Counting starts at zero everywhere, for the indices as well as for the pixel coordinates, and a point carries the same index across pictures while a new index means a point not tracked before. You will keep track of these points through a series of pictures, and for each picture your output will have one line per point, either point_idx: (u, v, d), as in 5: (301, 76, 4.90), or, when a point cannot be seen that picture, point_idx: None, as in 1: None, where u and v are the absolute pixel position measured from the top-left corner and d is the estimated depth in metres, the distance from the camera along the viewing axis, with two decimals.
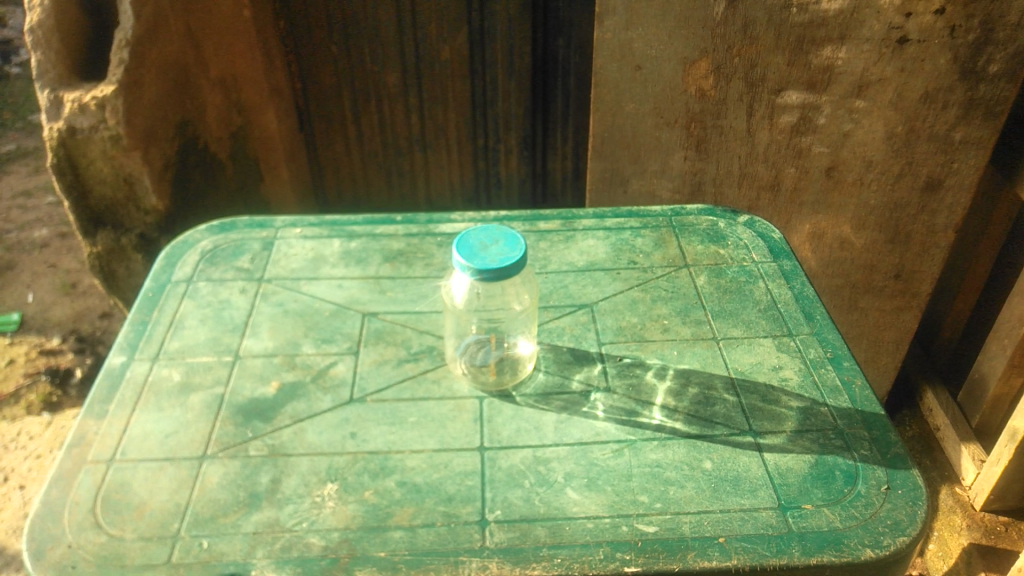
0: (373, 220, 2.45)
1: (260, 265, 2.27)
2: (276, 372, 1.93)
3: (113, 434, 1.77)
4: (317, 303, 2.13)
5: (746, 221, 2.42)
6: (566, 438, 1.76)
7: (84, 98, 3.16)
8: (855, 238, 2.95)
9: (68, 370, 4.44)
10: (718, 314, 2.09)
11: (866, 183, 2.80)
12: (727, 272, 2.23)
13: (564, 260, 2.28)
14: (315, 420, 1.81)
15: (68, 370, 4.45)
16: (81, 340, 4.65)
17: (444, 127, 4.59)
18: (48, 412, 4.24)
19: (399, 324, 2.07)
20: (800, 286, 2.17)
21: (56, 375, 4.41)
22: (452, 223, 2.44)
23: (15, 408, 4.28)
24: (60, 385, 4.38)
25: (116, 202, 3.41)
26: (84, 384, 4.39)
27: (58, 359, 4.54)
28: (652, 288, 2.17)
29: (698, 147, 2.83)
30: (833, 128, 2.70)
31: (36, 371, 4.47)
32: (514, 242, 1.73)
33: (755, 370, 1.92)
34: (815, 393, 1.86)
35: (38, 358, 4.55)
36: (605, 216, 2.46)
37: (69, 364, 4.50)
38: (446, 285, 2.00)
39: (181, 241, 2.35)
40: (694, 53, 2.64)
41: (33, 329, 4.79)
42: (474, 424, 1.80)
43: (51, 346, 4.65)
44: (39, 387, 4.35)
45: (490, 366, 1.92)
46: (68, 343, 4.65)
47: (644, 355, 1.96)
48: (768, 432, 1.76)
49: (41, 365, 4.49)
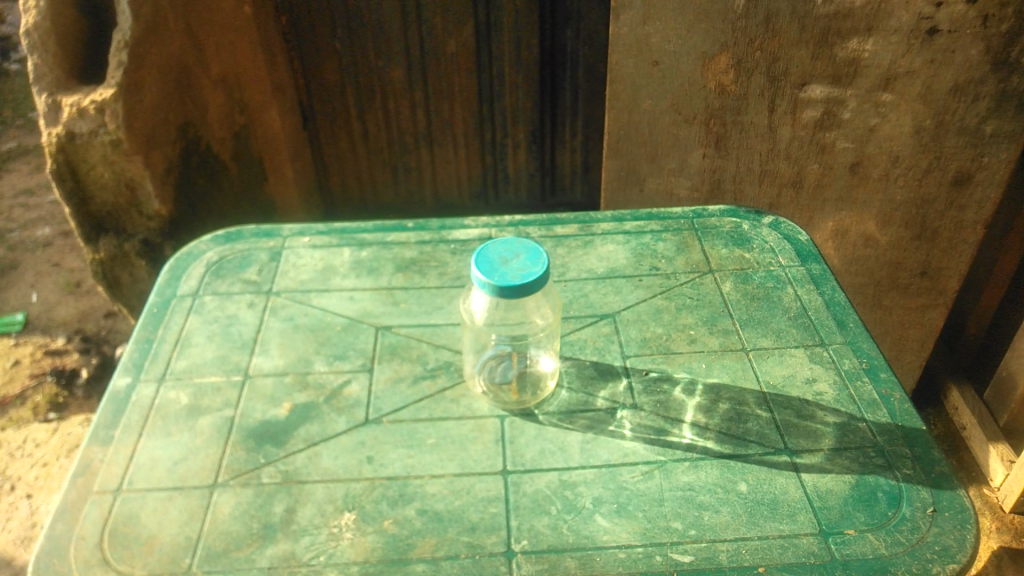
0: (383, 227, 2.36)
1: (268, 276, 2.19)
2: (288, 393, 1.85)
3: (120, 462, 1.70)
4: (328, 317, 2.05)
5: (771, 223, 2.33)
6: (593, 460, 1.68)
7: (83, 102, 3.07)
8: (880, 235, 2.85)
9: (75, 370, 4.38)
10: (747, 323, 2.00)
11: (892, 178, 2.70)
12: (754, 278, 2.14)
13: (583, 266, 2.20)
14: (330, 444, 1.73)
15: (75, 370, 4.37)
16: (86, 340, 4.60)
17: (451, 122, 4.48)
18: (55, 416, 4.18)
19: (414, 339, 1.99)
20: (831, 292, 2.08)
21: (62, 376, 4.35)
22: (466, 229, 2.35)
23: (20, 410, 4.22)
24: (67, 386, 4.30)
25: (119, 208, 3.34)
26: (92, 384, 4.31)
27: (64, 360, 4.49)
28: (676, 296, 2.09)
29: (718, 144, 2.73)
30: (859, 123, 2.60)
31: (42, 373, 4.40)
32: (536, 256, 1.64)
33: (788, 384, 1.83)
34: (852, 408, 1.77)
35: (44, 359, 4.50)
36: (624, 219, 2.37)
37: (75, 366, 4.44)
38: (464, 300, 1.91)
39: (186, 253, 2.27)
40: (713, 47, 2.54)
41: (38, 330, 4.73)
42: (496, 445, 1.72)
43: (57, 347, 4.59)
44: (46, 389, 4.29)
45: (510, 384, 1.84)
46: (74, 344, 4.58)
47: (671, 369, 1.88)
48: (805, 451, 1.68)
49: (46, 367, 4.44)
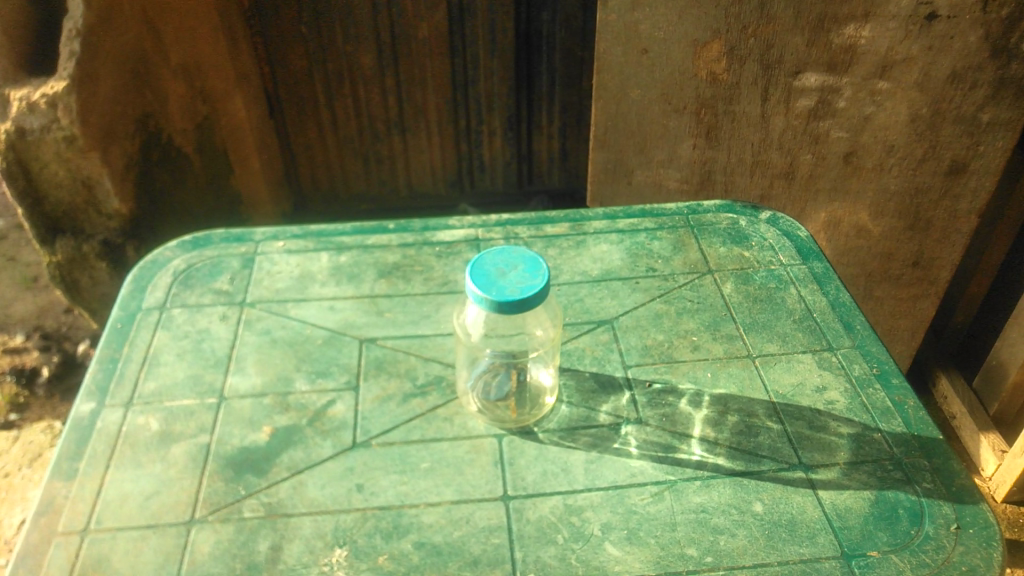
0: (363, 230, 2.23)
1: (240, 285, 2.05)
2: (268, 416, 1.71)
3: (86, 498, 1.56)
4: (307, 330, 1.92)
5: (768, 218, 2.24)
6: (599, 481, 1.58)
7: (33, 96, 2.87)
8: (873, 226, 2.78)
9: (35, 369, 4.19)
10: (751, 327, 1.91)
11: (887, 168, 2.62)
12: (755, 278, 2.05)
13: (577, 268, 2.09)
14: (316, 471, 1.61)
15: (35, 369, 4.19)
16: (45, 337, 4.39)
17: (423, 109, 4.32)
18: (15, 421, 3.98)
19: (401, 352, 1.87)
20: (835, 292, 2.00)
21: (21, 376, 4.15)
22: (451, 230, 2.23)
23: None
24: (27, 385, 4.13)
25: (76, 207, 3.14)
26: (54, 384, 4.14)
27: (23, 359, 4.29)
28: (676, 300, 1.99)
29: (708, 134, 2.63)
30: (854, 112, 2.51)
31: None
32: (536, 266, 1.53)
33: (798, 393, 1.75)
34: (866, 417, 1.69)
35: (1, 359, 4.29)
36: (616, 217, 2.27)
37: (34, 367, 4.23)
38: (456, 312, 1.74)
39: (151, 261, 2.11)
40: (705, 34, 2.43)
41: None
42: (495, 468, 1.61)
43: (14, 345, 4.38)
44: (5, 389, 4.10)
45: (509, 402, 1.72)
46: (33, 341, 4.36)
47: (675, 379, 1.78)
48: (820, 466, 1.60)
49: (4, 366, 4.23)
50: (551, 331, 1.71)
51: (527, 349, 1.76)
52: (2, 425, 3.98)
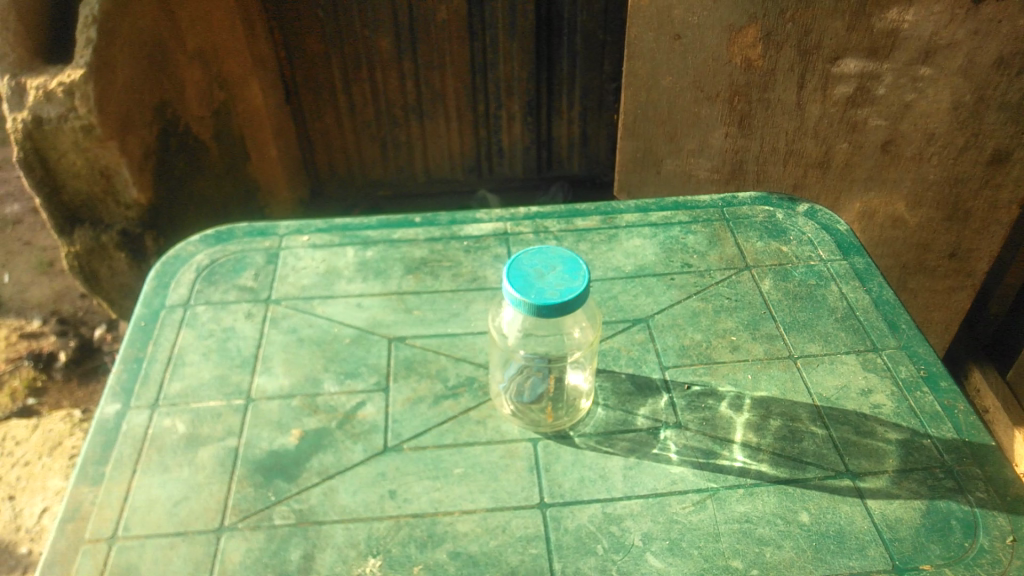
0: (389, 223, 2.17)
1: (265, 282, 2.00)
2: (296, 419, 1.67)
3: (114, 504, 1.53)
4: (335, 328, 1.87)
5: (806, 211, 2.17)
6: (639, 489, 1.54)
7: (49, 84, 2.82)
8: (909, 216, 2.70)
9: (52, 354, 4.22)
10: (791, 326, 1.85)
11: (926, 157, 2.54)
12: (794, 275, 1.99)
13: (609, 264, 2.03)
14: (347, 477, 1.57)
15: (52, 354, 4.21)
16: (63, 322, 4.40)
17: (442, 94, 4.24)
18: (34, 406, 3.98)
19: (431, 351, 1.82)
20: (878, 289, 1.93)
21: (39, 360, 4.17)
22: (479, 223, 2.17)
23: None
24: (45, 369, 4.15)
25: (94, 197, 3.10)
26: (72, 368, 4.16)
27: (41, 343, 4.28)
28: (713, 297, 1.93)
29: (741, 123, 2.56)
30: (894, 99, 2.42)
31: (18, 357, 4.21)
32: (575, 267, 1.47)
33: (842, 396, 1.69)
34: (914, 422, 1.63)
35: (19, 343, 4.29)
36: (649, 209, 2.20)
37: (52, 351, 4.23)
38: (494, 313, 1.72)
39: (173, 256, 2.07)
40: (741, 20, 2.35)
41: (11, 312, 4.50)
42: (531, 474, 1.57)
43: (32, 329, 4.38)
44: (23, 373, 4.11)
45: (544, 406, 1.67)
46: (51, 326, 4.38)
47: (714, 382, 1.73)
48: (867, 473, 1.54)
49: (23, 350, 4.24)
50: (588, 333, 1.64)
51: (565, 352, 1.66)
52: (22, 410, 3.98)
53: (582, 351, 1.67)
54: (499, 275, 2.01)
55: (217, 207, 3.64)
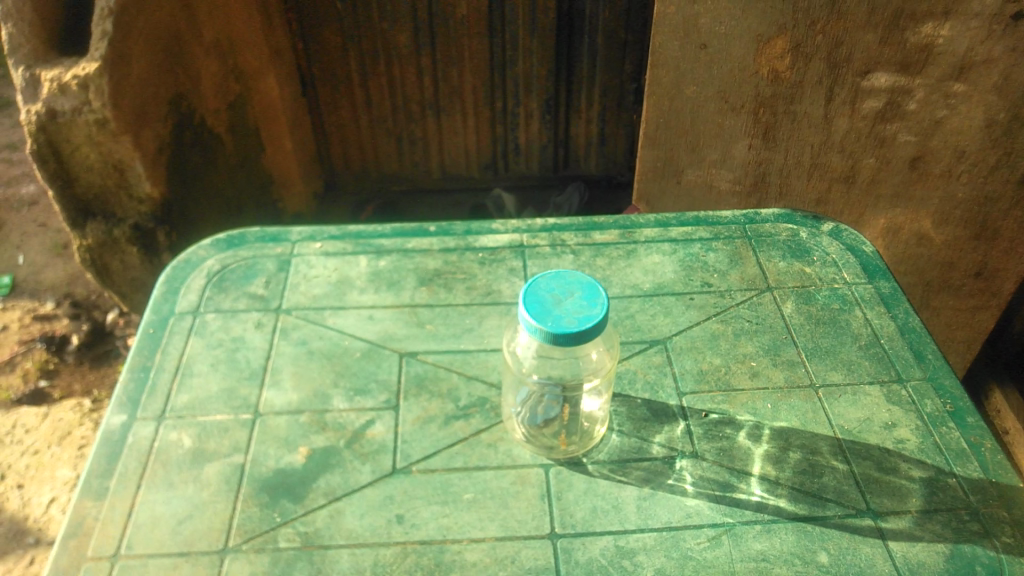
0: (403, 232, 2.13)
1: (276, 290, 1.97)
2: (304, 436, 1.64)
3: (117, 520, 1.50)
4: (345, 342, 1.83)
5: (831, 231, 2.11)
6: (652, 521, 1.50)
7: (64, 77, 2.79)
8: (936, 233, 2.63)
9: (65, 338, 4.21)
10: (813, 353, 1.80)
11: (955, 175, 2.46)
12: (817, 298, 1.93)
13: (627, 281, 1.98)
14: (354, 499, 1.53)
15: (65, 338, 4.20)
16: (76, 306, 4.37)
17: (459, 90, 4.18)
18: (45, 389, 3.96)
19: (443, 369, 1.78)
20: (904, 316, 1.88)
21: (52, 343, 4.16)
22: (494, 234, 2.12)
23: (11, 377, 4.02)
24: (58, 353, 4.14)
25: (107, 190, 3.08)
26: (83, 352, 4.15)
27: (53, 326, 4.28)
28: (733, 320, 1.88)
29: (765, 135, 2.50)
30: (925, 115, 2.35)
31: (31, 338, 4.20)
32: (594, 293, 1.43)
33: (865, 430, 1.64)
34: (939, 460, 1.58)
35: (33, 325, 4.29)
36: (669, 224, 2.15)
37: (65, 334, 4.22)
38: (510, 335, 1.66)
39: (184, 260, 2.04)
40: (770, 30, 2.29)
41: (25, 294, 4.50)
42: (542, 502, 1.53)
43: (46, 311, 4.38)
44: (35, 355, 4.10)
45: (558, 434, 1.63)
46: (64, 308, 4.37)
47: (733, 410, 1.68)
48: (889, 513, 1.50)
49: (35, 333, 4.23)
50: (606, 358, 1.59)
51: (581, 378, 1.60)
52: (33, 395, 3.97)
53: (599, 379, 1.61)
54: (514, 289, 1.97)
55: (231, 201, 3.61)
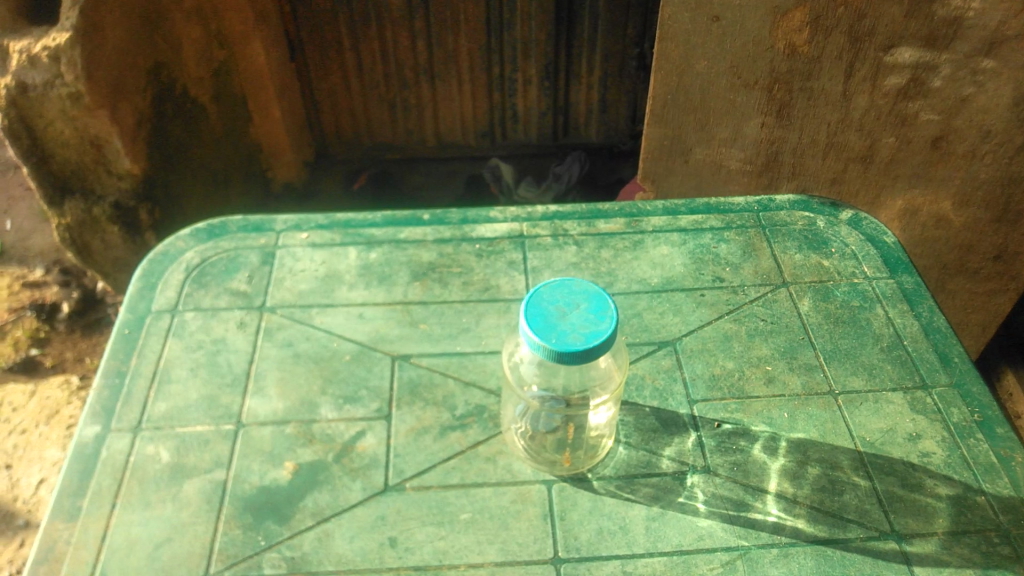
0: (394, 221, 2.00)
1: (260, 285, 1.85)
2: (290, 450, 1.54)
3: (90, 544, 1.41)
4: (334, 343, 1.72)
5: (850, 220, 1.99)
6: (662, 544, 1.41)
7: (33, 48, 2.64)
8: (955, 215, 2.51)
9: (55, 305, 4.08)
10: (833, 356, 1.69)
11: (979, 155, 2.33)
12: (836, 294, 1.82)
13: (634, 275, 1.86)
14: (344, 519, 1.44)
15: (55, 304, 4.08)
16: (65, 272, 4.23)
17: (454, 55, 4.00)
18: (36, 357, 3.89)
19: (438, 373, 1.67)
20: (928, 314, 1.77)
21: (42, 311, 4.05)
22: (492, 223, 2.00)
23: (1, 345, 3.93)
24: (48, 321, 4.04)
25: (85, 167, 2.93)
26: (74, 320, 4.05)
27: (43, 293, 4.15)
28: (747, 319, 1.76)
29: (780, 112, 2.36)
30: (949, 93, 2.21)
31: (20, 305, 4.09)
32: (602, 304, 1.31)
33: (888, 442, 1.54)
34: (966, 475, 1.49)
35: (21, 292, 4.17)
36: (678, 212, 2.02)
37: (54, 303, 4.08)
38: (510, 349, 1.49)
39: (161, 252, 1.91)
40: (788, 1, 2.14)
41: (13, 261, 4.36)
42: (544, 523, 1.44)
43: (34, 278, 4.24)
44: (25, 323, 4.00)
45: (563, 453, 1.52)
46: (53, 275, 4.23)
47: (748, 420, 1.58)
48: (914, 536, 1.41)
49: (24, 300, 4.11)
50: (614, 368, 1.46)
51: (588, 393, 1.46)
52: (25, 364, 3.85)
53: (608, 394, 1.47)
54: (513, 285, 1.85)
55: (217, 175, 3.47)
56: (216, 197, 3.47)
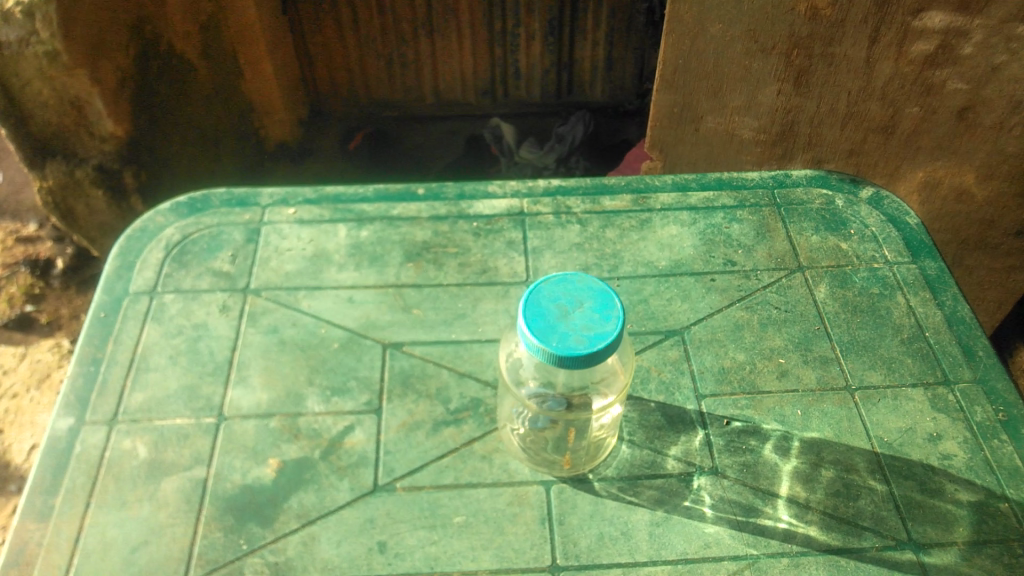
0: (387, 196, 1.88)
1: (243, 265, 1.75)
2: (274, 446, 1.45)
3: (63, 546, 1.34)
4: (321, 330, 1.63)
5: (871, 198, 1.87)
6: (666, 552, 1.33)
7: (5, 3, 2.57)
8: (977, 189, 2.38)
9: (50, 261, 3.88)
10: (850, 349, 1.60)
11: (1007, 127, 2.20)
12: (854, 280, 1.71)
13: (640, 258, 1.76)
14: (330, 522, 1.36)
15: (49, 260, 3.88)
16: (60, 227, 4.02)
17: (455, 8, 3.81)
18: (32, 314, 3.74)
19: (432, 363, 1.58)
20: (952, 303, 1.67)
21: (37, 266, 3.85)
22: (490, 199, 1.88)
23: None
24: (42, 276, 3.84)
25: (65, 129, 2.84)
26: (69, 275, 3.84)
27: (37, 248, 3.94)
28: (759, 306, 1.66)
29: (797, 79, 2.22)
30: (980, 60, 2.07)
31: (14, 261, 3.90)
32: (607, 302, 1.21)
33: (907, 442, 1.46)
34: (989, 480, 1.41)
35: (15, 247, 3.98)
36: (688, 188, 1.90)
37: (49, 259, 3.88)
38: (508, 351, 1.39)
39: (139, 228, 1.81)
40: None
41: (8, 213, 4.17)
42: (542, 527, 1.36)
43: (28, 232, 4.04)
44: (20, 279, 3.83)
45: (564, 458, 1.43)
46: (47, 230, 4.03)
47: (759, 417, 1.49)
48: (933, 546, 1.33)
49: (19, 255, 3.92)
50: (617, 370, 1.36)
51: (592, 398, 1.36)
52: (20, 320, 3.73)
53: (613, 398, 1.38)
54: (512, 267, 1.75)
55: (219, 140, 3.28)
56: (213, 163, 3.27)
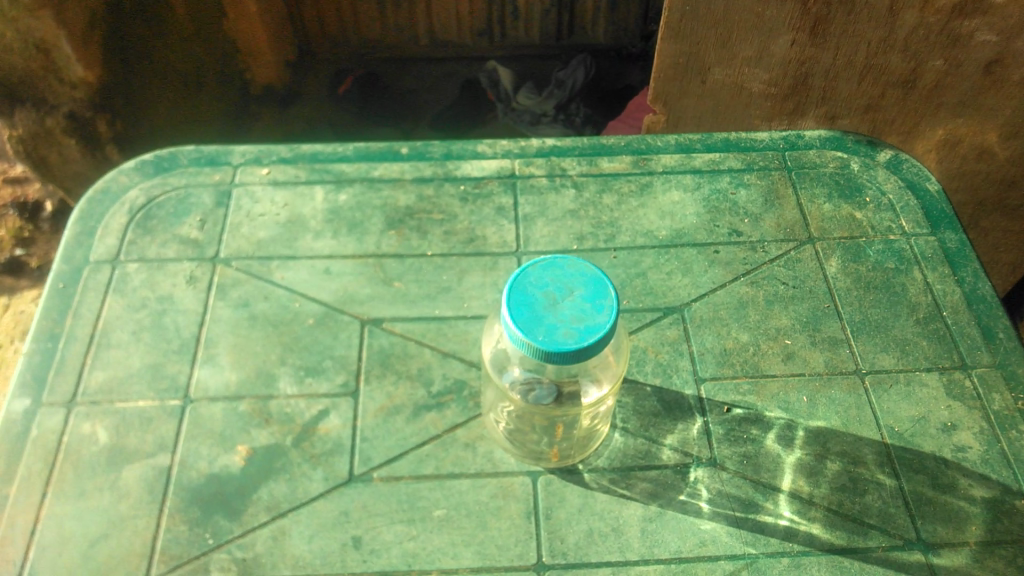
0: (368, 156, 1.75)
1: (213, 231, 1.63)
2: (243, 431, 1.36)
3: (18, 540, 1.26)
4: (295, 304, 1.52)
5: (889, 162, 1.75)
6: (659, 551, 1.25)
7: None
8: (999, 148, 2.24)
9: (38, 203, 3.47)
10: (861, 329, 1.49)
11: None
12: (868, 253, 1.59)
13: (639, 226, 1.64)
14: (302, 515, 1.28)
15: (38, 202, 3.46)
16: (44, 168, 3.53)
17: None
18: (21, 259, 3.51)
19: (414, 342, 1.47)
20: (972, 280, 1.55)
21: (26, 209, 3.45)
22: (479, 160, 1.75)
23: None
24: (31, 220, 3.47)
25: (32, 75, 2.67)
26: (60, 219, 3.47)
27: (25, 189, 3.49)
28: (765, 282, 1.55)
29: (814, 28, 2.05)
30: (1013, 9, 1.91)
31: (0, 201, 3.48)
32: (600, 290, 1.09)
33: (919, 433, 1.36)
34: (1005, 474, 1.32)
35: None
36: (692, 149, 1.77)
37: (37, 200, 3.45)
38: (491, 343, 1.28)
39: (102, 190, 1.69)
40: None
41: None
42: (527, 523, 1.28)
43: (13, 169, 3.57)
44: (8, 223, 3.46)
45: (551, 451, 1.34)
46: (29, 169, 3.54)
47: (762, 404, 1.39)
48: (943, 546, 1.25)
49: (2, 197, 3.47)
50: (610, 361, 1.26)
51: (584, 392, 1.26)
52: (10, 265, 3.50)
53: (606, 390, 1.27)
54: (501, 235, 1.63)
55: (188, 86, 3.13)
56: (188, 107, 3.16)
